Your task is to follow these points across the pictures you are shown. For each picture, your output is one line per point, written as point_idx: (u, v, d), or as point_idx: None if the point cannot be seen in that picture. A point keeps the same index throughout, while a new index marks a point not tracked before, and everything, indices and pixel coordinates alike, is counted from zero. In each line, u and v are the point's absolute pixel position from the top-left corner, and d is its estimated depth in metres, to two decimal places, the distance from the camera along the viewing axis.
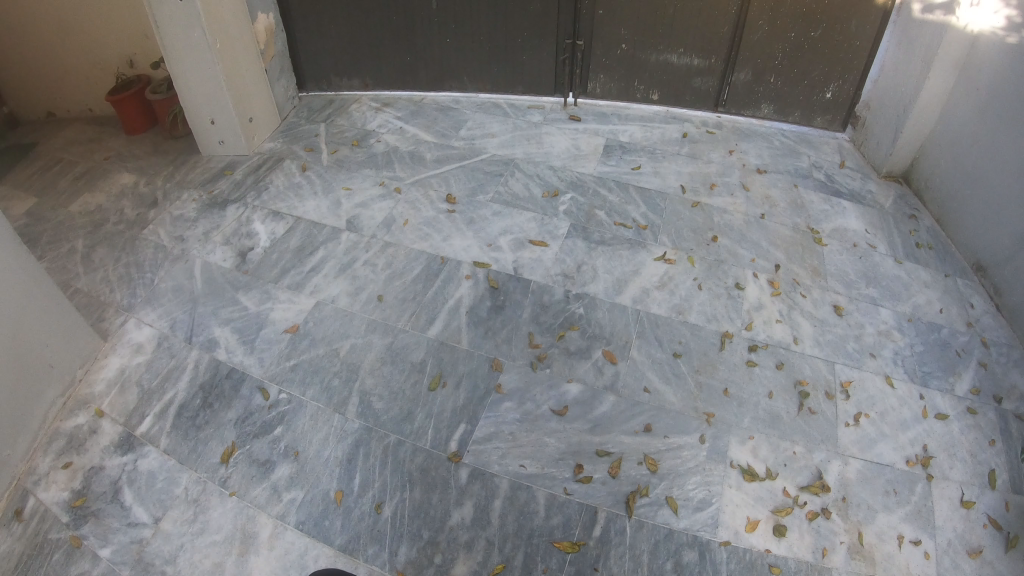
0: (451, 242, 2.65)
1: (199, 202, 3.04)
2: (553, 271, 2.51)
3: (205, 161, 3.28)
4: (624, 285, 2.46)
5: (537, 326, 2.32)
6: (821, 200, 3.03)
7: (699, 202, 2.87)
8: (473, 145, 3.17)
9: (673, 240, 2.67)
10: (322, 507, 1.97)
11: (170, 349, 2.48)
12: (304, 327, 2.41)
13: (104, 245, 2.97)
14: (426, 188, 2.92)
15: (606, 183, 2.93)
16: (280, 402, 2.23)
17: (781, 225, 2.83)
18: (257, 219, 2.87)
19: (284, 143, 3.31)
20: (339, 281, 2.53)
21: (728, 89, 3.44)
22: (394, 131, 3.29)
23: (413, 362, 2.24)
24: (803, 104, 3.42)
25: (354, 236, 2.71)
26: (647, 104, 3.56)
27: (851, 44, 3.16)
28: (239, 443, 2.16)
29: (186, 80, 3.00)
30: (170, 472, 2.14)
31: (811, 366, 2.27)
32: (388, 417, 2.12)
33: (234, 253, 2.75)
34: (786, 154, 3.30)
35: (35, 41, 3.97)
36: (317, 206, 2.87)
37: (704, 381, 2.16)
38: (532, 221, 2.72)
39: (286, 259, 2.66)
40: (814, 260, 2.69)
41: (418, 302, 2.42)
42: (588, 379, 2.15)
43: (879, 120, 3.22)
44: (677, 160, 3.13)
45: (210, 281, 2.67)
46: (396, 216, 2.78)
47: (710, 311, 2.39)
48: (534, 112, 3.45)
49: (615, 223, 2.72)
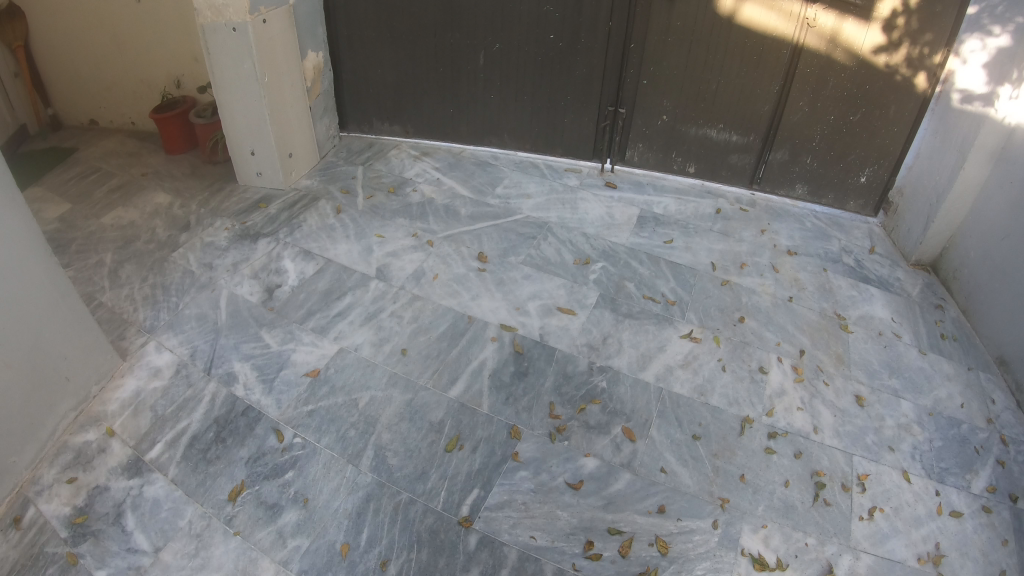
0: (479, 301, 2.66)
1: (232, 232, 3.07)
2: (579, 341, 2.51)
3: (242, 191, 3.32)
4: (649, 361, 2.45)
5: (559, 397, 2.31)
6: (848, 285, 3.02)
7: (728, 281, 2.87)
8: (509, 204, 3.19)
9: (699, 317, 2.67)
10: (326, 558, 1.95)
11: (188, 378, 2.49)
12: (325, 372, 2.41)
13: (132, 262, 3.01)
14: (457, 243, 2.94)
15: (637, 255, 2.94)
16: (294, 446, 2.22)
17: (808, 309, 2.82)
18: (287, 256, 2.89)
19: (321, 182, 3.34)
20: (364, 329, 2.55)
21: (764, 167, 3.45)
22: (431, 182, 3.33)
23: (432, 422, 2.23)
24: (837, 187, 3.42)
25: (382, 285, 2.72)
26: (682, 176, 3.58)
27: (888, 131, 3.18)
28: (249, 482, 2.16)
29: (233, 108, 3.06)
30: (175, 502, 2.13)
31: (830, 457, 2.23)
32: (402, 474, 2.11)
33: (262, 288, 2.77)
34: (817, 236, 3.30)
35: (89, 54, 4.09)
36: (348, 250, 2.89)
37: (722, 466, 2.13)
38: (561, 287, 2.73)
39: (313, 301, 2.68)
40: (839, 348, 2.67)
41: (442, 360, 2.42)
42: (606, 455, 2.13)
43: (911, 207, 3.21)
44: (709, 236, 3.14)
45: (235, 314, 2.68)
46: (426, 269, 2.80)
47: (732, 394, 2.38)
48: (571, 175, 3.48)
49: (644, 297, 2.73)
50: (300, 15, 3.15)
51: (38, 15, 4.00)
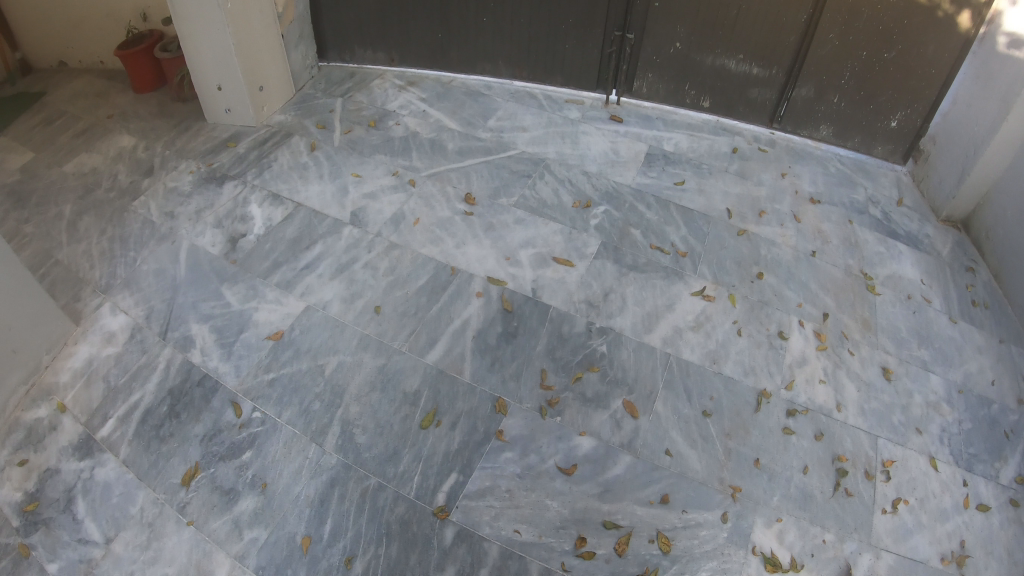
0: (465, 249, 2.36)
1: (197, 175, 2.77)
2: (577, 297, 2.21)
3: (210, 129, 3.01)
4: (655, 321, 2.16)
5: (552, 362, 2.03)
6: (876, 240, 2.69)
7: (745, 230, 2.55)
8: (502, 138, 2.86)
9: (713, 271, 2.36)
10: (286, 553, 1.72)
11: (142, 344, 2.23)
12: (288, 335, 2.15)
13: (91, 214, 2.73)
14: (443, 182, 2.62)
15: (644, 198, 2.62)
16: (252, 422, 1.97)
17: (832, 265, 2.51)
18: (254, 201, 2.58)
19: (295, 117, 3.02)
20: (334, 283, 2.26)
21: (786, 105, 3.09)
22: (416, 114, 2.99)
23: (406, 392, 1.96)
24: (864, 129, 3.07)
25: (357, 232, 2.42)
26: (695, 111, 3.22)
27: (924, 72, 2.82)
28: (204, 464, 1.91)
29: (195, 41, 2.72)
30: (127, 487, 1.89)
31: (853, 440, 1.96)
32: (370, 455, 1.85)
33: (226, 238, 2.47)
34: (841, 183, 2.96)
35: None
36: (321, 192, 2.58)
37: (734, 448, 1.87)
38: (558, 234, 2.42)
39: (279, 251, 2.38)
40: (865, 311, 2.37)
41: (420, 318, 2.15)
42: (604, 434, 1.86)
43: (944, 157, 2.89)
44: (725, 178, 2.80)
45: (195, 267, 2.40)
46: (406, 213, 2.49)
47: (748, 361, 2.09)
48: (572, 107, 3.14)
49: (651, 246, 2.41)
50: None
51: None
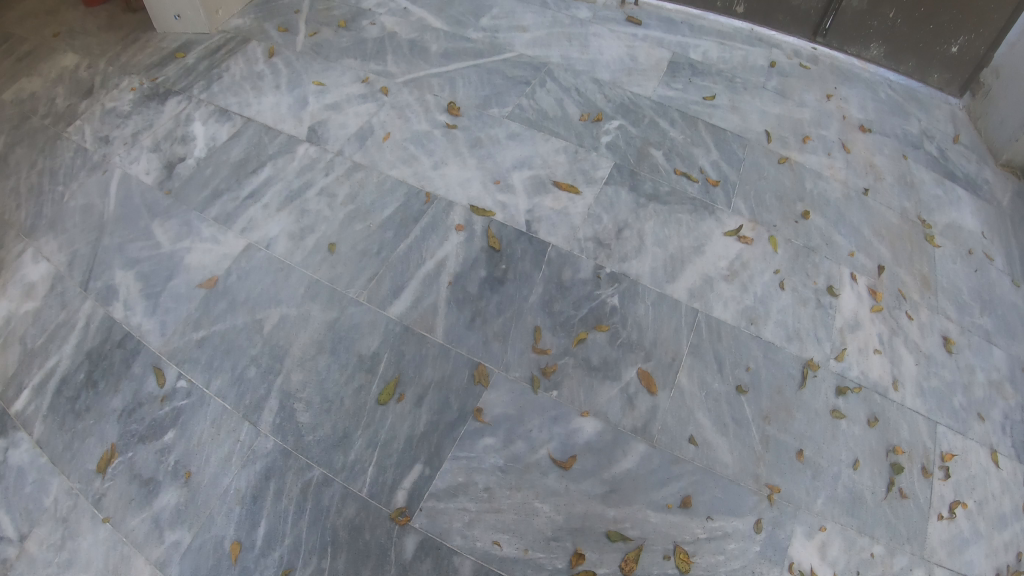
0: (444, 170, 1.90)
1: (139, 92, 2.29)
2: (582, 233, 1.77)
3: (157, 40, 2.49)
4: (678, 268, 1.73)
5: (548, 318, 1.61)
6: (933, 180, 2.24)
7: (788, 158, 2.10)
8: (496, 40, 2.38)
9: (749, 207, 1.92)
10: (213, 562, 1.34)
11: (62, 297, 1.77)
12: (224, 282, 1.70)
13: (22, 144, 2.18)
14: (422, 89, 2.15)
15: (667, 112, 2.15)
16: (177, 393, 1.55)
17: (887, 208, 2.07)
18: (198, 118, 2.14)
19: (255, 21, 2.54)
20: (282, 216, 1.80)
21: (834, 16, 2.57)
22: (395, 13, 2.49)
23: (361, 356, 1.55)
24: (921, 51, 2.57)
25: (314, 150, 1.96)
26: (726, 17, 2.68)
27: None
28: (122, 447, 1.50)
29: None
30: (41, 474, 1.49)
31: (910, 426, 1.59)
32: (314, 439, 1.45)
33: (163, 163, 2.02)
34: (894, 112, 2.47)
35: None
36: (276, 104, 2.13)
37: (773, 436, 1.49)
38: (561, 153, 1.97)
39: (221, 176, 1.93)
40: (925, 265, 1.95)
41: (383, 260, 1.70)
42: (611, 415, 1.47)
43: (1010, 91, 2.39)
44: (762, 95, 2.32)
45: (125, 201, 1.94)
46: (375, 127, 2.02)
47: (792, 322, 1.68)
48: (581, 6, 2.58)
49: (675, 171, 1.96)
50: None
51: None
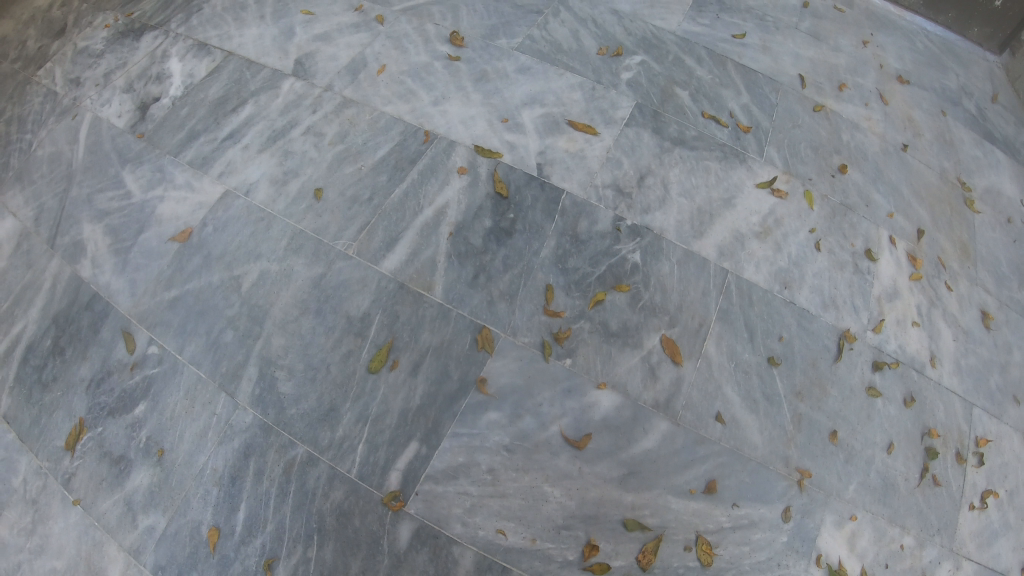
0: (445, 107, 1.68)
1: (114, 30, 2.09)
2: (600, 179, 1.56)
3: None
4: (707, 221, 1.55)
5: (561, 275, 1.42)
6: (972, 139, 2.09)
7: (824, 106, 1.91)
8: None
9: (783, 156, 1.73)
10: (189, 551, 1.22)
11: (28, 256, 1.62)
12: (198, 235, 1.52)
13: None
14: (420, 18, 1.88)
15: (693, 49, 1.94)
16: (148, 361, 1.40)
17: (926, 166, 1.91)
18: (174, 54, 1.92)
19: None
20: (264, 158, 1.61)
21: None
22: None
23: (350, 317, 1.37)
24: (962, 1, 2.40)
25: (299, 86, 1.74)
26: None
27: None
28: (92, 421, 1.37)
29: None
30: (6, 450, 1.38)
31: (946, 407, 1.48)
32: (298, 412, 1.30)
33: (136, 105, 1.83)
34: (931, 64, 2.28)
35: None
36: (259, 36, 1.89)
37: (806, 415, 1.36)
38: (576, 89, 1.74)
39: (198, 117, 1.73)
40: (965, 232, 1.81)
41: (376, 208, 1.49)
42: (632, 388, 1.31)
43: None
44: (795, 36, 2.11)
45: (94, 148, 1.77)
46: (367, 59, 1.79)
47: (828, 288, 1.53)
48: None
49: (703, 114, 1.76)
50: None
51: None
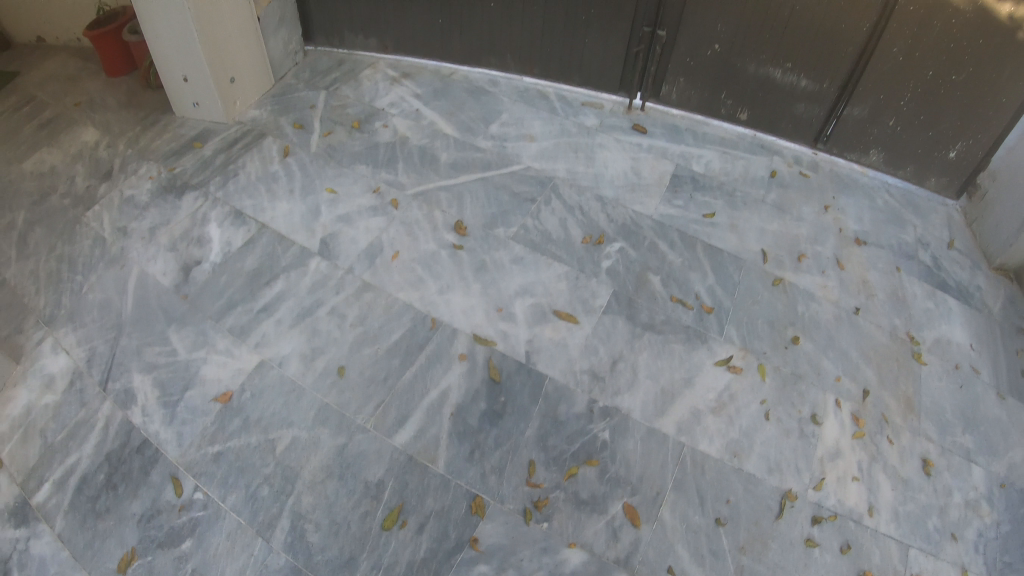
0: (449, 297, 2.03)
1: (156, 181, 2.39)
2: (579, 365, 1.90)
3: (175, 125, 2.62)
4: (669, 402, 1.87)
5: (543, 453, 1.74)
6: (924, 292, 2.39)
7: (782, 279, 2.24)
8: (505, 151, 2.52)
9: (741, 334, 2.06)
10: None
11: (82, 394, 1.84)
12: (238, 399, 1.81)
13: (42, 225, 2.29)
14: (430, 205, 2.29)
15: (667, 233, 2.30)
16: (194, 504, 1.64)
17: (877, 327, 2.21)
18: (213, 218, 2.24)
19: (271, 114, 2.65)
20: (294, 335, 1.92)
21: (836, 123, 2.71)
22: (406, 115, 2.65)
23: (367, 483, 1.67)
24: (918, 157, 2.72)
25: (325, 266, 2.09)
26: (730, 124, 2.83)
27: (996, 98, 2.44)
28: (142, 550, 1.59)
29: (155, 22, 2.35)
30: (61, 568, 1.57)
31: (882, 551, 1.73)
32: (324, 559, 1.57)
33: (179, 264, 2.12)
34: (890, 220, 2.63)
35: None
36: (290, 212, 2.25)
37: (749, 567, 1.64)
38: (563, 279, 2.10)
39: (235, 288, 2.04)
40: (910, 386, 2.09)
41: (388, 388, 1.82)
42: (597, 548, 1.61)
43: (1005, 199, 2.56)
44: (761, 211, 2.47)
45: (141, 302, 2.03)
46: (384, 245, 2.16)
47: (774, 454, 1.83)
48: (589, 111, 2.77)
49: (672, 298, 2.11)
50: None
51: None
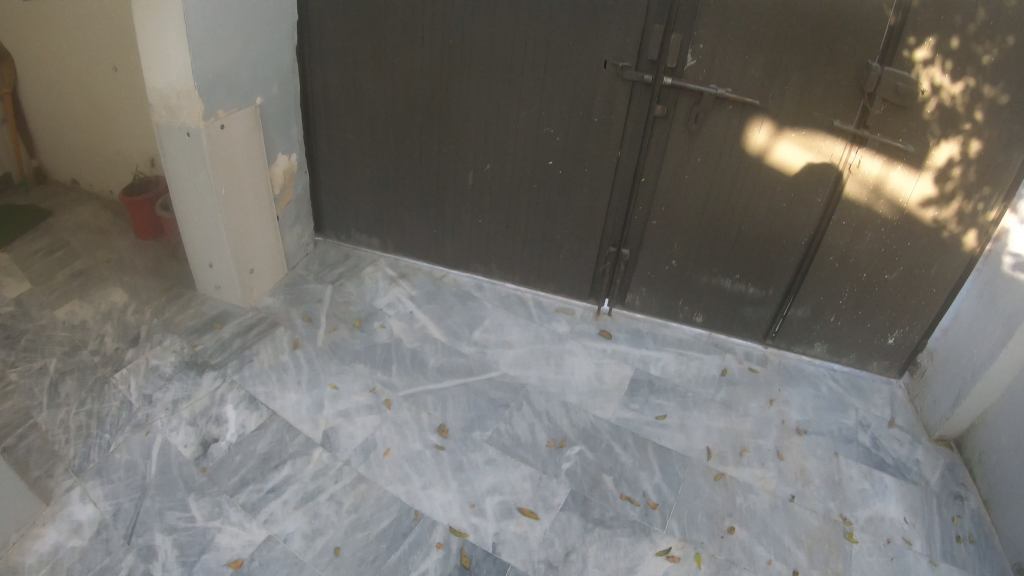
0: (430, 491, 2.34)
1: (179, 356, 2.75)
2: (536, 556, 2.18)
3: (199, 303, 3.04)
4: None
5: None
6: (860, 473, 2.65)
7: (722, 474, 2.55)
8: (485, 356, 2.89)
9: (683, 526, 2.34)
10: None
11: (106, 544, 2.10)
12: (247, 565, 2.08)
13: (75, 377, 2.65)
14: (419, 407, 2.63)
15: (622, 436, 2.62)
16: None
17: (810, 511, 2.47)
18: (230, 400, 2.58)
19: (283, 304, 3.04)
20: (297, 515, 2.22)
21: (783, 323, 3.08)
22: (402, 316, 3.04)
23: None
24: (860, 346, 3.07)
25: (326, 457, 2.41)
26: (689, 325, 3.20)
27: (926, 289, 2.82)
28: None
29: (190, 215, 2.74)
30: None
31: None
32: None
33: (198, 439, 2.43)
34: (832, 406, 2.93)
35: (62, 106, 3.92)
36: (296, 403, 2.59)
37: None
38: (527, 480, 2.41)
39: (248, 468, 2.35)
40: (840, 563, 2.31)
41: (376, 568, 2.10)
42: None
43: (941, 375, 2.84)
44: (709, 409, 2.80)
45: (164, 470, 2.32)
46: (377, 442, 2.48)
47: None
48: (561, 317, 3.16)
49: (621, 496, 2.41)
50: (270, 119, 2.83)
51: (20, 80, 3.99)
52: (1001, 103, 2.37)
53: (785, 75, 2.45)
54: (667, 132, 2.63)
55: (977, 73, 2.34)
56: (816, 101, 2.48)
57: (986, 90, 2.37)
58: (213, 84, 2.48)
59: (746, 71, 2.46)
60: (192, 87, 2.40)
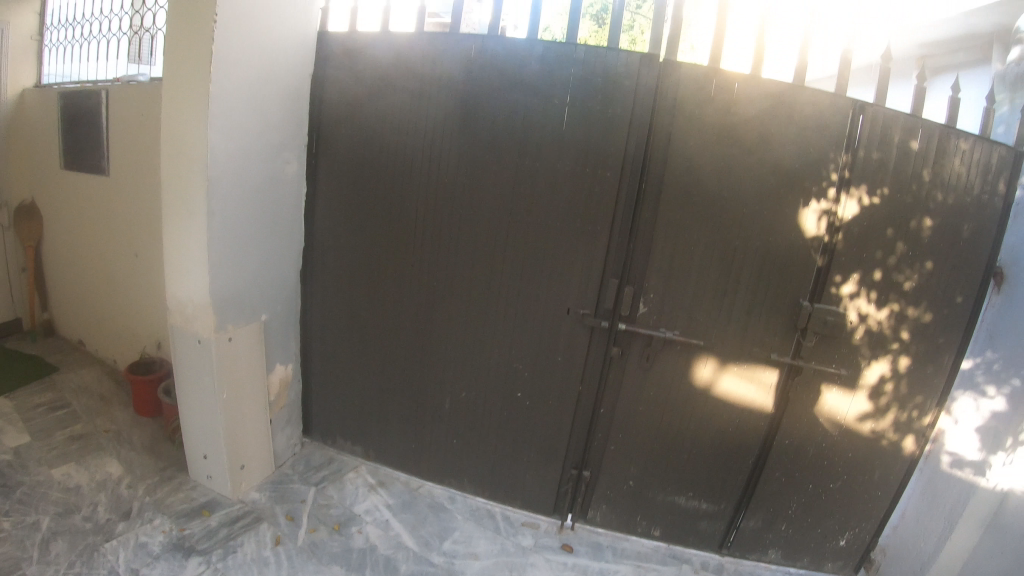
0: None
1: (166, 536, 2.76)
2: None
3: (189, 488, 3.16)
4: None
5: None
6: None
7: None
8: (452, 567, 2.81)
9: None
10: None
11: None
12: None
13: (64, 539, 2.69)
14: None
15: None
16: None
17: None
18: None
19: (269, 499, 3.10)
20: None
21: (735, 533, 3.23)
22: (379, 524, 3.01)
23: None
24: (813, 549, 3.30)
25: None
26: (647, 538, 3.25)
27: (870, 493, 3.22)
28: None
29: (196, 414, 2.99)
30: None
31: None
32: None
33: None
34: None
35: (73, 267, 4.93)
36: None
37: None
38: None
39: None
40: None
41: None
42: None
43: (894, 568, 3.18)
44: None
45: None
46: None
47: None
48: (525, 531, 3.12)
49: None
50: (273, 333, 3.14)
51: (58, 252, 5.04)
52: (923, 323, 3.05)
53: (726, 318, 2.78)
54: (623, 370, 2.88)
55: (900, 297, 2.99)
56: (752, 338, 2.82)
57: (909, 311, 3.02)
58: (225, 305, 2.80)
59: (692, 316, 2.78)
60: (208, 304, 2.72)
